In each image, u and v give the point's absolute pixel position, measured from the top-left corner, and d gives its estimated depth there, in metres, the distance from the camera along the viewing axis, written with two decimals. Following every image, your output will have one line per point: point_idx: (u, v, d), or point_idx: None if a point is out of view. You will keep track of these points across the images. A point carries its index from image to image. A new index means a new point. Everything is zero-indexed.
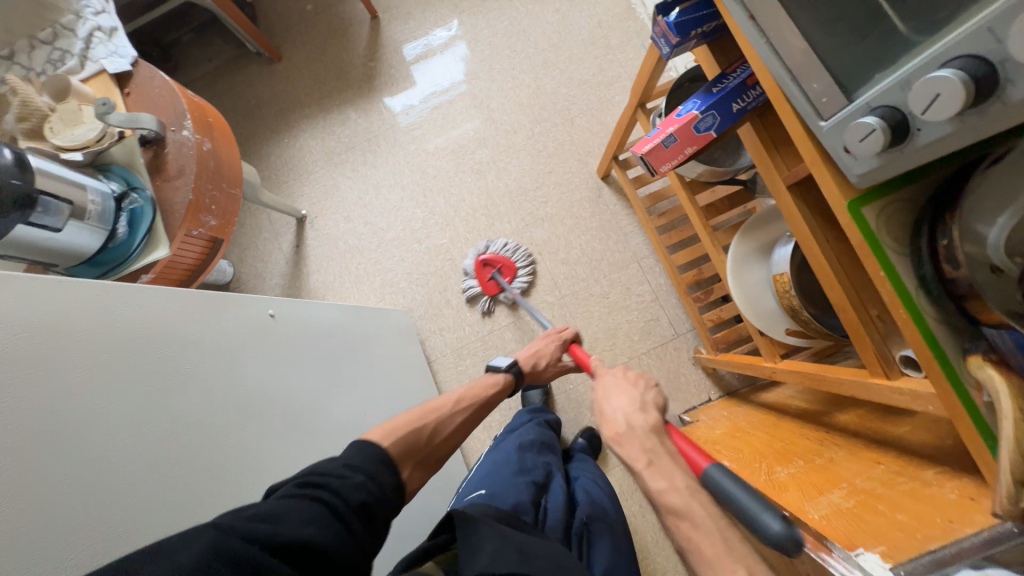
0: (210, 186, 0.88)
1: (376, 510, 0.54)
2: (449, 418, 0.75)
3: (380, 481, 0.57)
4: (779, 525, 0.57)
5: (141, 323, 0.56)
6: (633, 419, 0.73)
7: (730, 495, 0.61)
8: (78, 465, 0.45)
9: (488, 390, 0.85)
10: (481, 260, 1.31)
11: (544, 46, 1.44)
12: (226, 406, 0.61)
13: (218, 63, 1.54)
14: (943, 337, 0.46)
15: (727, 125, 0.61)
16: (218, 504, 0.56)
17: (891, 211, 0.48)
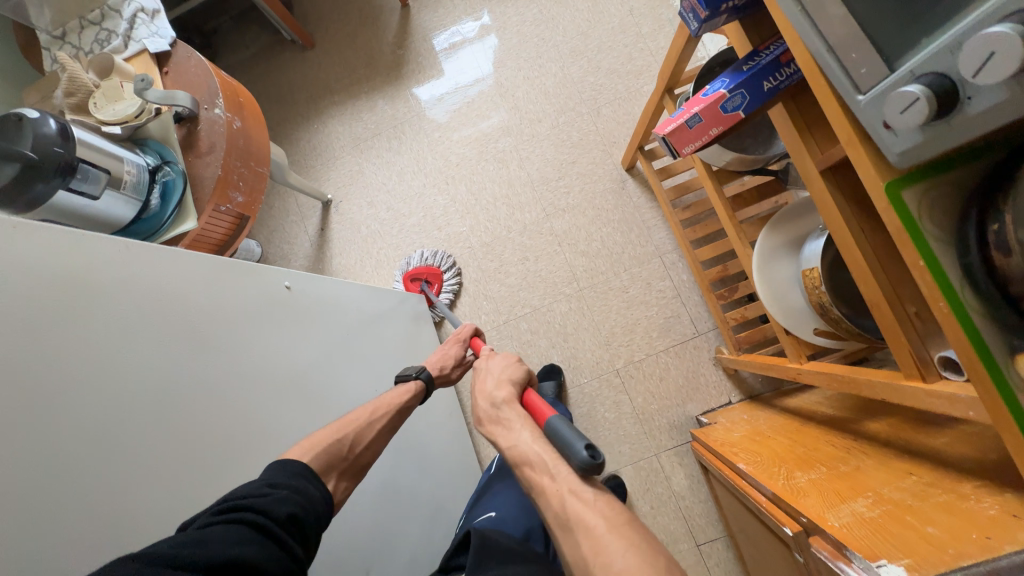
0: (238, 163, 0.91)
1: (304, 523, 0.56)
2: (368, 427, 0.72)
3: (306, 492, 0.58)
4: (584, 452, 0.59)
5: (163, 287, 0.58)
6: (494, 397, 0.76)
7: (561, 441, 0.63)
8: (95, 414, 0.47)
9: (400, 399, 0.80)
10: (408, 275, 1.33)
11: (573, 34, 1.42)
12: (238, 373, 0.63)
13: (255, 50, 1.59)
14: (990, 334, 0.42)
15: (757, 105, 0.58)
16: (226, 465, 0.57)
17: (934, 195, 0.44)
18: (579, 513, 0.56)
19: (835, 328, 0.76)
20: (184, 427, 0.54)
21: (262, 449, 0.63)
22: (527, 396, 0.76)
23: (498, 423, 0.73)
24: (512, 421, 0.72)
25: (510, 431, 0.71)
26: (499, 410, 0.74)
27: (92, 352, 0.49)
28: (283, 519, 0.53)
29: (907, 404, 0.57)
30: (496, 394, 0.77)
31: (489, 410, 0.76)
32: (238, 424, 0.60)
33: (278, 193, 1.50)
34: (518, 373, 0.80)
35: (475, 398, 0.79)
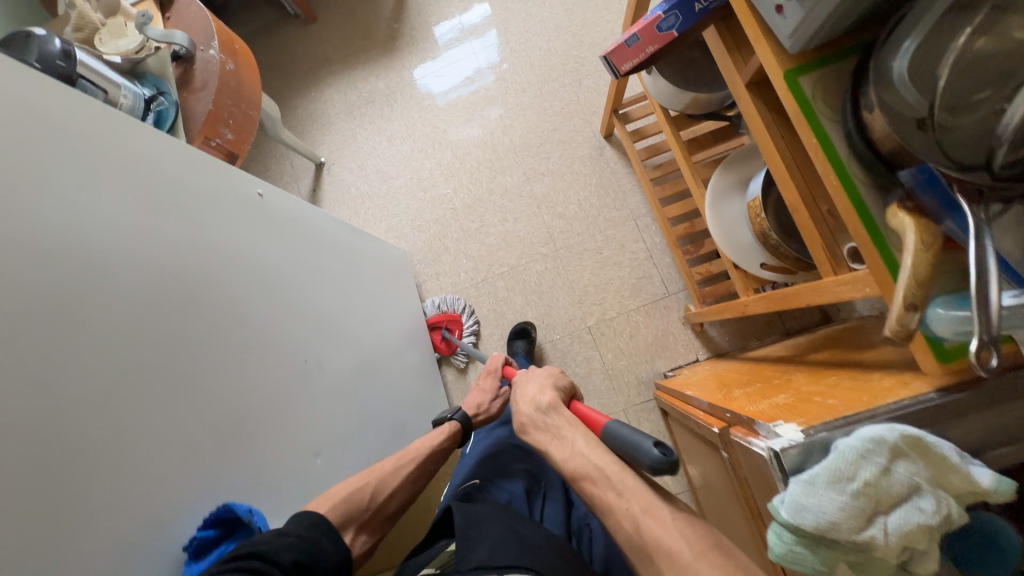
0: (229, 102, 0.98)
1: (307, 571, 0.61)
2: (391, 475, 0.78)
3: (314, 544, 0.63)
4: (655, 450, 0.53)
5: (152, 171, 0.63)
6: (537, 402, 0.71)
7: (624, 441, 0.57)
8: (82, 257, 0.52)
9: (435, 442, 0.86)
10: (430, 322, 1.34)
11: (559, 11, 1.49)
12: (210, 253, 0.67)
13: (261, 24, 1.68)
14: (873, 200, 0.46)
15: (689, 25, 0.63)
16: (200, 334, 0.62)
17: (828, 81, 0.49)
18: (655, 537, 0.48)
19: (778, 259, 0.80)
20: (155, 283, 0.59)
21: (228, 325, 0.66)
22: (574, 404, 0.71)
23: (546, 431, 0.66)
24: (559, 427, 0.66)
25: (557, 441, 0.64)
26: (546, 417, 0.68)
27: (73, 195, 0.53)
28: (288, 566, 0.59)
29: (824, 300, 0.60)
30: (540, 399, 0.71)
31: (534, 416, 0.69)
32: (207, 292, 0.65)
33: (273, 155, 1.56)
34: (562, 380, 0.76)
35: (516, 403, 0.73)
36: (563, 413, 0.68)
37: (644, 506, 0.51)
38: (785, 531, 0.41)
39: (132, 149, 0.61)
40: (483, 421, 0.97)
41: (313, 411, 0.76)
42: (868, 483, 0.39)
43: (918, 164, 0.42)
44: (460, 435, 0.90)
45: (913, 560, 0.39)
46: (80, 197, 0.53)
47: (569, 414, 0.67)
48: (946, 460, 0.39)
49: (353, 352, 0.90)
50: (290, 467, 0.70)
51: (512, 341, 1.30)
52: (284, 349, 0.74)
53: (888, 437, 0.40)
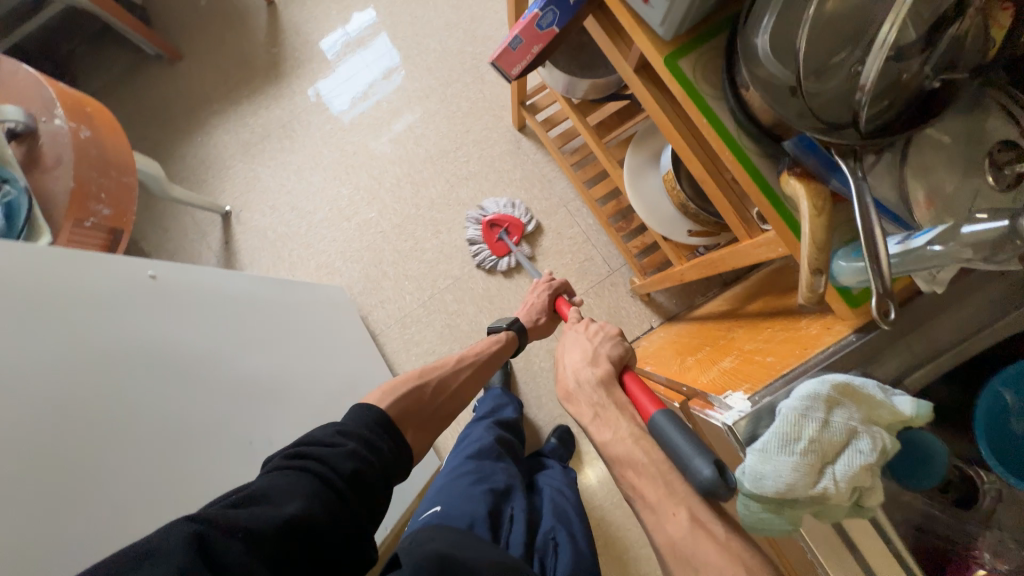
0: (95, 173, 0.87)
1: (370, 476, 0.55)
2: (451, 375, 0.79)
3: (372, 446, 0.58)
4: (709, 471, 0.43)
5: (17, 282, 0.54)
6: (581, 372, 0.65)
7: (667, 441, 0.47)
8: None
9: (488, 349, 0.87)
10: (487, 222, 1.30)
11: (444, 9, 1.44)
12: (111, 356, 0.59)
13: (118, 70, 1.49)
14: (767, 170, 0.48)
15: (568, 20, 0.62)
16: (118, 449, 0.55)
17: (704, 60, 0.49)
18: None
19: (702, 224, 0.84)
20: (45, 411, 0.51)
21: (152, 429, 0.59)
22: (627, 376, 0.62)
23: (591, 406, 0.60)
24: (608, 407, 0.59)
25: (603, 422, 0.57)
26: (594, 393, 0.61)
27: None
28: (348, 475, 0.53)
29: (747, 263, 0.63)
30: (589, 371, 0.64)
31: (580, 385, 0.63)
32: (115, 402, 0.57)
33: (168, 213, 1.41)
34: (614, 349, 0.67)
35: (562, 366, 0.68)
36: (612, 390, 0.61)
37: (692, 513, 0.45)
38: (753, 501, 0.43)
39: None
40: (535, 334, 0.99)
41: None
42: (813, 439, 0.41)
43: (797, 134, 0.43)
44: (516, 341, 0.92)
45: (863, 496, 0.42)
46: None
47: (624, 397, 0.60)
48: (873, 398, 0.43)
49: (306, 413, 0.84)
50: None
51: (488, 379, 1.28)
52: (224, 437, 0.68)
53: (821, 390, 0.43)
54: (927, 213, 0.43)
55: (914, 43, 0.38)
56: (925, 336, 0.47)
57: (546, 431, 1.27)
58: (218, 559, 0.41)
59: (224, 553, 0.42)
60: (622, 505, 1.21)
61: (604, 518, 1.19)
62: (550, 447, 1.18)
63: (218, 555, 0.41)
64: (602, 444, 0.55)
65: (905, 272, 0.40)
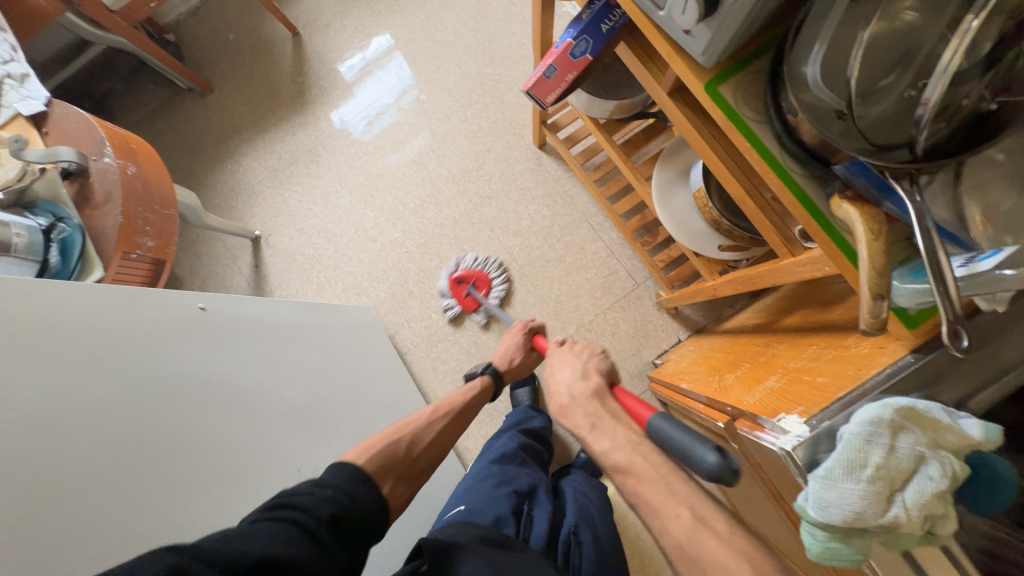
0: (141, 208, 0.91)
1: (347, 523, 0.56)
2: (427, 428, 0.77)
3: (353, 493, 0.59)
4: (713, 456, 0.50)
5: (83, 325, 0.58)
6: (572, 386, 0.71)
7: (668, 439, 0.56)
8: (23, 453, 0.47)
9: (464, 397, 0.86)
10: (454, 278, 1.31)
11: (463, 33, 1.47)
12: (166, 391, 0.62)
13: (153, 104, 1.55)
14: (815, 193, 0.48)
15: (600, 47, 0.63)
16: (172, 484, 0.58)
17: (746, 85, 0.50)
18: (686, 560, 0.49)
19: (735, 239, 0.84)
20: (108, 451, 0.54)
21: (202, 462, 0.62)
22: (618, 392, 0.69)
23: (585, 414, 0.66)
24: (605, 418, 0.64)
25: (601, 431, 0.62)
26: (590, 405, 0.67)
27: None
28: (325, 519, 0.54)
29: (789, 280, 0.63)
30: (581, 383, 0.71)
31: (571, 395, 0.70)
32: (170, 437, 0.60)
33: (201, 240, 1.46)
34: (601, 363, 0.76)
35: (552, 382, 0.74)
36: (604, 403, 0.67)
37: (729, 521, 0.49)
38: (818, 530, 0.42)
39: (50, 309, 0.56)
40: (511, 377, 0.98)
41: None
42: (879, 467, 0.41)
43: (849, 158, 0.43)
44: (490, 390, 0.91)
45: (934, 524, 0.41)
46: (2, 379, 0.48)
47: (615, 406, 0.67)
48: (939, 422, 0.42)
49: (346, 437, 0.85)
50: None
51: (516, 391, 1.28)
52: (270, 465, 0.70)
53: (885, 415, 0.42)
54: (985, 231, 0.43)
55: (979, 63, 0.38)
56: (991, 357, 0.46)
57: (575, 448, 1.26)
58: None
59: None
60: None
61: (639, 536, 1.17)
62: (579, 461, 1.17)
63: None
64: (602, 452, 0.60)
65: (972, 295, 0.40)
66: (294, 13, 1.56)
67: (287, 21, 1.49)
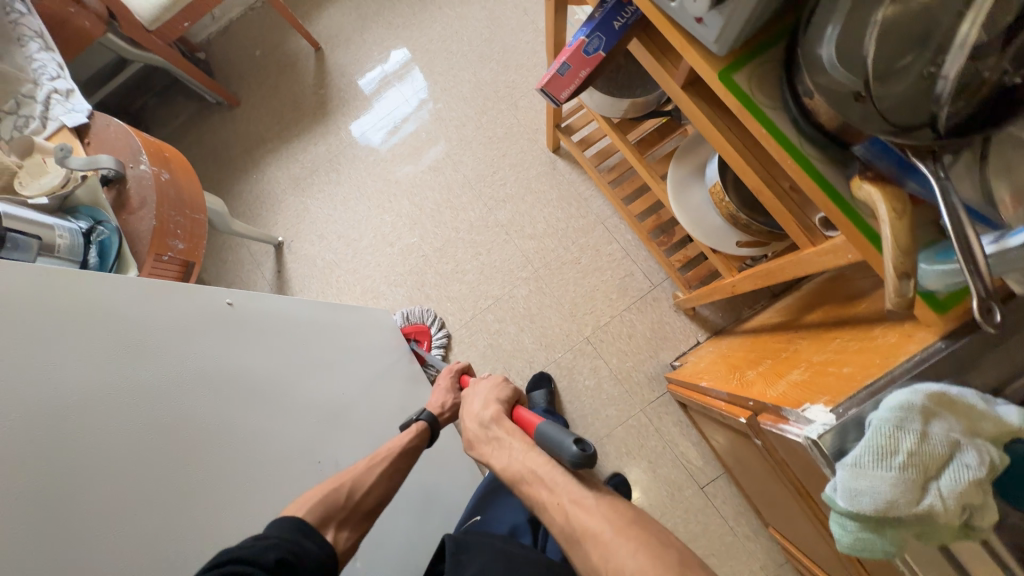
0: (173, 212, 0.95)
1: (295, 571, 0.56)
2: (367, 473, 0.72)
3: (297, 541, 0.58)
4: (574, 447, 0.58)
5: (120, 318, 0.61)
6: (477, 419, 0.74)
7: (546, 438, 0.63)
8: (62, 435, 0.50)
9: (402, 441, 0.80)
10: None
11: (478, 42, 1.51)
12: (196, 382, 0.65)
13: (184, 118, 1.63)
14: (836, 177, 0.47)
15: (612, 44, 0.64)
16: (196, 472, 0.60)
17: (760, 73, 0.50)
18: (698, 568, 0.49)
19: (753, 235, 0.83)
20: (138, 437, 0.56)
21: (225, 453, 0.64)
22: (517, 414, 0.73)
23: (488, 442, 0.70)
24: (503, 440, 0.69)
25: (500, 451, 0.67)
26: (488, 431, 0.71)
27: (38, 364, 0.51)
28: (273, 566, 0.54)
29: (811, 270, 0.62)
30: (484, 413, 0.74)
31: (478, 431, 0.72)
32: (197, 427, 0.62)
33: (227, 246, 1.51)
34: (504, 391, 0.78)
35: (464, 420, 0.76)
36: (504, 424, 0.71)
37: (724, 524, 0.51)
38: (848, 520, 0.41)
39: (92, 301, 0.59)
40: (448, 420, 0.90)
41: None
42: (911, 453, 0.39)
43: (869, 138, 0.43)
44: (429, 434, 0.83)
45: (972, 515, 0.39)
46: (46, 365, 0.52)
47: (508, 424, 0.71)
48: (973, 408, 0.41)
49: (364, 434, 0.86)
50: None
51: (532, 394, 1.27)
52: (290, 457, 0.72)
53: (915, 400, 0.41)
54: (1017, 210, 0.41)
55: (999, 36, 0.37)
56: None
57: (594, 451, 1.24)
58: None
59: None
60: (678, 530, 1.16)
61: None
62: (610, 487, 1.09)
63: None
64: (502, 467, 0.66)
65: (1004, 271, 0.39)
66: (316, 29, 1.62)
67: (310, 36, 1.56)
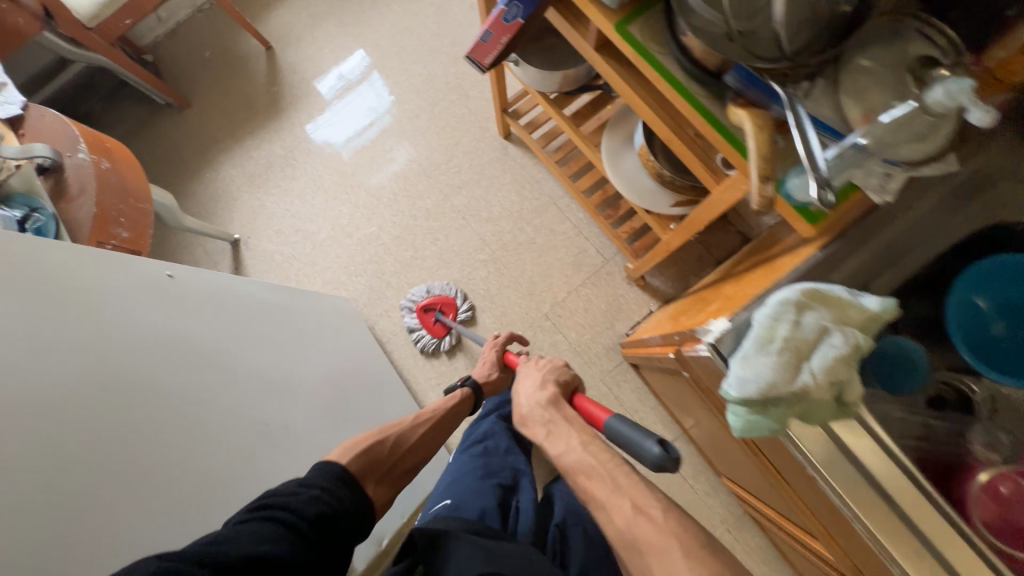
0: (116, 201, 0.95)
1: (336, 522, 0.56)
2: (411, 430, 0.77)
3: (336, 494, 0.58)
4: (656, 448, 0.56)
5: (56, 279, 0.61)
6: (533, 395, 0.72)
7: (620, 434, 0.60)
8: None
9: (444, 406, 0.86)
10: (420, 307, 1.33)
11: (427, 37, 1.55)
12: (138, 344, 0.65)
13: (133, 121, 1.60)
14: (719, 110, 0.52)
15: (530, 12, 0.68)
16: (137, 427, 0.60)
17: (650, 24, 0.55)
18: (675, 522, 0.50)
19: (680, 192, 0.88)
20: (75, 390, 0.56)
21: (167, 411, 0.64)
22: (579, 401, 0.71)
23: (543, 424, 0.67)
24: (559, 422, 0.66)
25: (557, 437, 0.64)
26: (546, 412, 0.69)
27: None
28: (314, 519, 0.54)
29: (721, 210, 0.67)
30: (540, 395, 0.72)
31: (534, 409, 0.70)
32: (137, 385, 0.62)
33: (181, 244, 1.49)
34: (564, 375, 0.77)
35: (516, 398, 0.74)
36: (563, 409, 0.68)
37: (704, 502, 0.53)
38: (739, 406, 0.45)
39: (25, 262, 0.59)
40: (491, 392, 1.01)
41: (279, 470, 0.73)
42: (786, 338, 0.44)
43: (735, 66, 0.48)
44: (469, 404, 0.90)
45: (843, 391, 0.44)
46: None
47: (570, 411, 0.68)
48: (841, 299, 0.46)
49: (317, 404, 0.87)
50: None
51: None
52: (238, 420, 0.72)
53: (791, 295, 0.45)
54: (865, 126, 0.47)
55: None
56: (880, 240, 0.50)
57: None
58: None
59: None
60: None
61: None
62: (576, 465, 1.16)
63: None
64: (557, 456, 0.62)
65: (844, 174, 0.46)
66: (266, 29, 1.64)
67: (260, 35, 1.57)
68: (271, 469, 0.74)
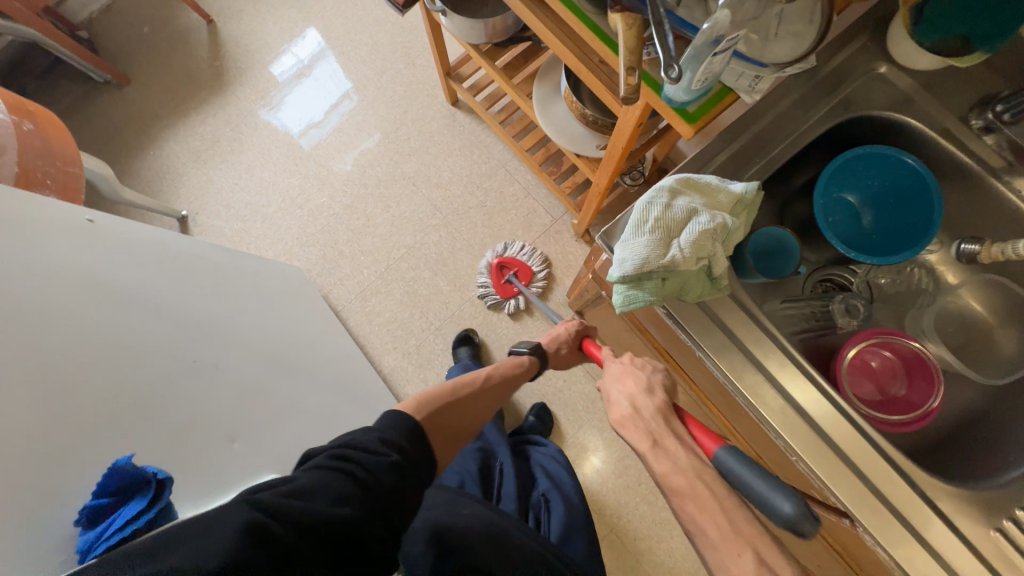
0: (41, 162, 0.93)
1: (409, 491, 0.53)
2: (479, 395, 0.72)
3: (412, 458, 0.55)
4: (790, 506, 0.45)
5: None
6: (638, 400, 0.61)
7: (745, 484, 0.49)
8: None
9: (510, 371, 0.79)
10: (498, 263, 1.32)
11: (372, 7, 1.56)
12: (51, 272, 0.64)
13: (69, 100, 1.56)
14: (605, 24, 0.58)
15: None
16: (49, 342, 0.58)
17: None
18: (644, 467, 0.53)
19: (604, 133, 0.93)
20: None
21: (85, 334, 0.63)
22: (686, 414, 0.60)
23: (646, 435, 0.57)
24: (667, 436, 0.56)
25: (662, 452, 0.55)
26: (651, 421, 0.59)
27: None
28: (387, 484, 0.51)
29: (629, 134, 0.72)
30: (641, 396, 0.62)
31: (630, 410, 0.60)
32: (51, 309, 0.61)
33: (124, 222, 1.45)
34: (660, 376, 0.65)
35: (607, 392, 0.65)
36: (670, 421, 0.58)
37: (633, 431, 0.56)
38: (620, 285, 0.49)
39: None
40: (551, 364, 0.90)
41: (210, 405, 0.73)
42: (657, 219, 0.48)
43: None
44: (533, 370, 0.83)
45: (713, 266, 0.49)
46: None
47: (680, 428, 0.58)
48: (709, 184, 0.49)
49: (254, 352, 0.87)
50: (204, 460, 0.68)
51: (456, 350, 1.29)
52: (164, 355, 0.71)
53: (665, 183, 0.49)
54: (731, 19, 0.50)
55: None
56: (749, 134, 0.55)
57: None
58: (271, 539, 0.43)
59: (277, 534, 0.44)
60: (594, 437, 1.24)
61: (578, 452, 1.22)
62: (528, 424, 1.19)
63: (273, 544, 0.43)
64: (663, 474, 0.53)
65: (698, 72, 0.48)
66: (207, 3, 1.61)
67: (200, 9, 1.54)
68: (204, 403, 0.73)
